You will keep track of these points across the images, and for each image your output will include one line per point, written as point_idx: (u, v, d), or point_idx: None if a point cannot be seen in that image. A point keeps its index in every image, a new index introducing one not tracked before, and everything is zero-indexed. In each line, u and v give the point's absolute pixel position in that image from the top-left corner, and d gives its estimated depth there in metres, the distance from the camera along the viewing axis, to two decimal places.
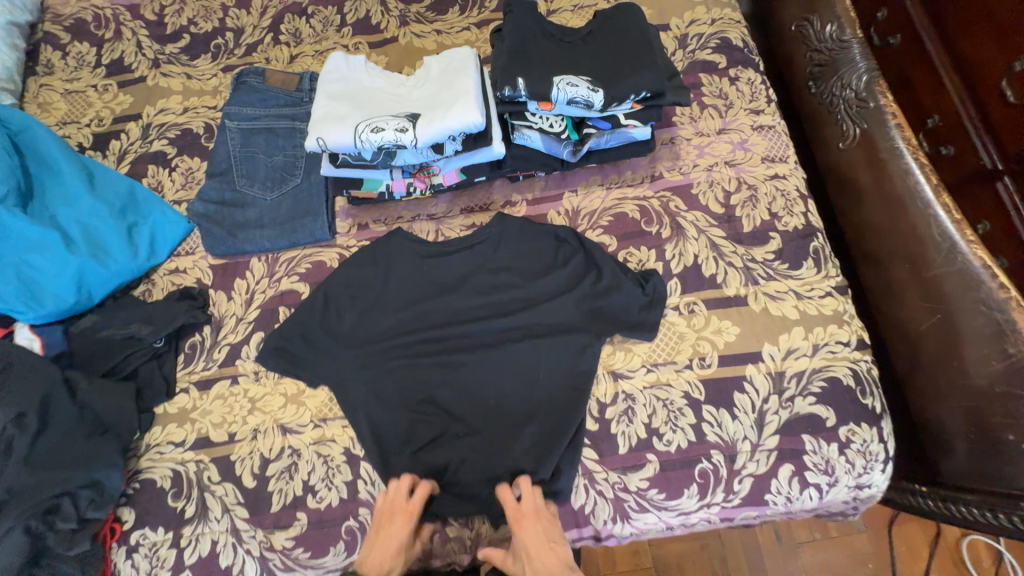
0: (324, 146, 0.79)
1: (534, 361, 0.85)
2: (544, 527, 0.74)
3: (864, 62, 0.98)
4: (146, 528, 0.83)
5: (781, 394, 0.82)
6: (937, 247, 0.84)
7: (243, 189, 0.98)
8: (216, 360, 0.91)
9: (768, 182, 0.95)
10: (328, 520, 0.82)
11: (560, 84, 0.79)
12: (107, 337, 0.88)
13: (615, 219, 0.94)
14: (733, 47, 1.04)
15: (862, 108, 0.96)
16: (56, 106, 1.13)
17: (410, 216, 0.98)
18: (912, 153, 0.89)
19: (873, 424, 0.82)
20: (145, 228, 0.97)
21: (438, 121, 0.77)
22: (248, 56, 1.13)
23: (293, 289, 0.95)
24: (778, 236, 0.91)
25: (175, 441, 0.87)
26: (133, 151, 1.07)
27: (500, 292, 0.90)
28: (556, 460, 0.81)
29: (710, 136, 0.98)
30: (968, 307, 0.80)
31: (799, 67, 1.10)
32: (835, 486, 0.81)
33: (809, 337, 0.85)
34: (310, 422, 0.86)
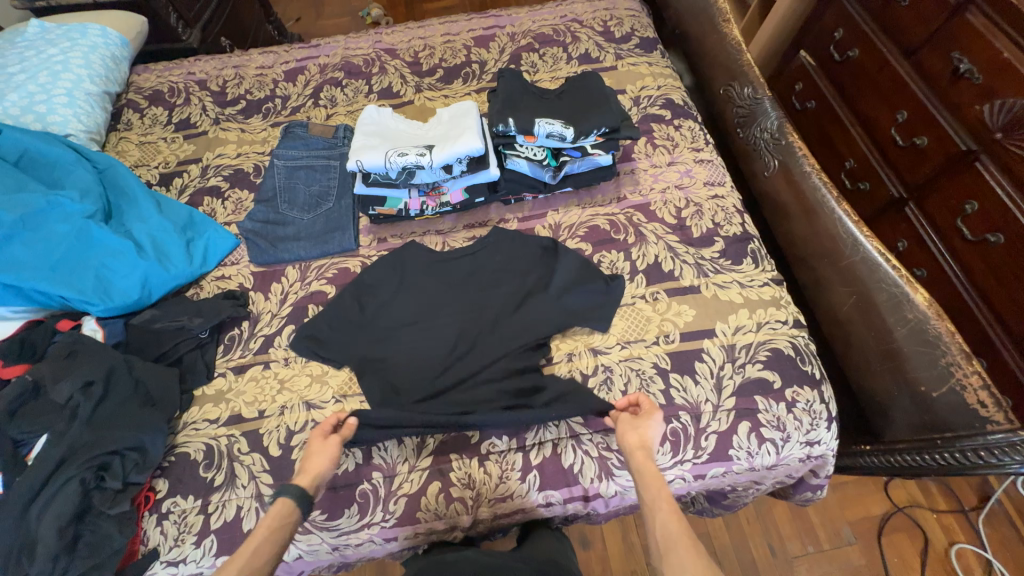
0: (361, 166, 1.03)
1: (524, 339, 1.00)
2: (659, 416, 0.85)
3: (774, 111, 1.25)
4: (177, 497, 0.92)
5: (734, 362, 0.98)
6: (845, 243, 1.05)
7: (285, 211, 1.20)
8: (252, 349, 1.06)
9: (710, 200, 1.18)
10: (345, 483, 0.92)
11: (541, 123, 1.06)
12: (160, 328, 1.04)
13: (589, 230, 1.16)
14: (675, 105, 1.34)
15: (777, 145, 1.23)
16: (131, 153, 1.37)
17: (421, 231, 1.19)
18: (817, 174, 1.14)
19: (814, 387, 0.97)
20: (200, 242, 1.16)
21: (449, 148, 1.03)
22: (293, 115, 1.41)
23: (321, 290, 1.12)
24: (721, 240, 1.13)
25: (210, 418, 0.99)
26: (192, 185, 1.30)
27: (495, 286, 1.07)
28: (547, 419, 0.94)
29: (662, 167, 1.24)
30: (875, 285, 0.99)
31: (729, 119, 1.40)
32: (788, 441, 0.94)
33: (753, 317, 1.03)
34: (332, 397, 0.99)
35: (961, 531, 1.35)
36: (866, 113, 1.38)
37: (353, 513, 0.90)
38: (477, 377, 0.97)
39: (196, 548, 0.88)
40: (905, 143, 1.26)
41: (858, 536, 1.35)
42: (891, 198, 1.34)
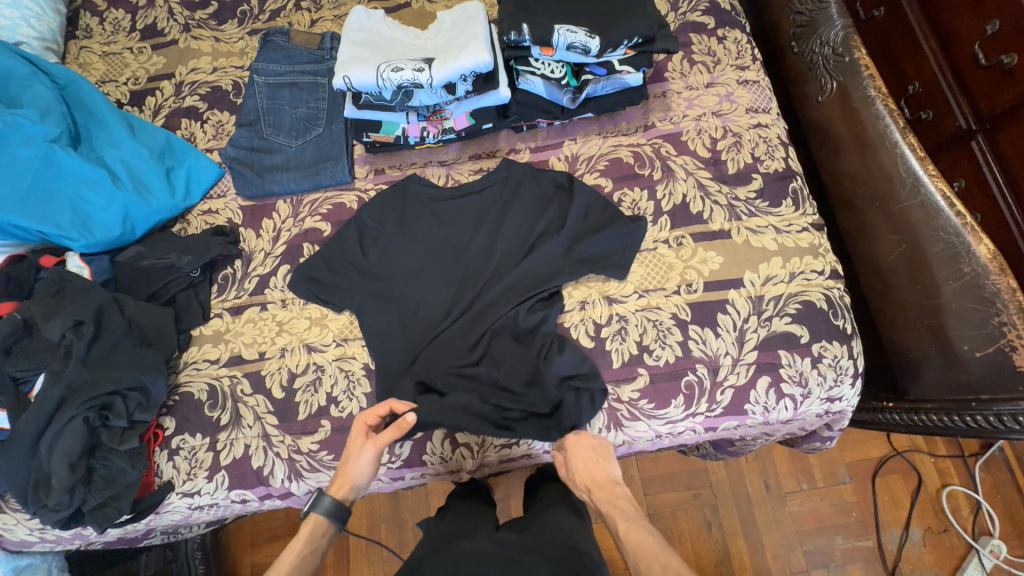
0: (350, 84, 0.90)
1: (530, 288, 0.93)
2: (592, 449, 0.82)
3: (840, 20, 1.05)
4: (185, 434, 0.92)
5: (760, 314, 0.91)
6: (903, 183, 0.92)
7: (270, 137, 1.08)
8: (247, 289, 1.01)
9: (751, 130, 1.03)
10: (350, 426, 0.91)
11: (561, 30, 0.89)
12: (149, 266, 0.98)
13: (611, 163, 1.03)
14: (721, 10, 1.12)
15: (839, 62, 1.05)
16: (96, 67, 1.22)
17: (422, 162, 1.07)
18: (882, 100, 0.97)
19: (843, 342, 0.90)
20: (181, 171, 1.06)
21: (451, 62, 0.88)
22: (272, 21, 1.22)
23: (315, 227, 1.03)
24: (759, 177, 1.00)
25: (210, 358, 0.97)
26: (167, 106, 1.16)
27: (504, 228, 0.97)
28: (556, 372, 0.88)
29: (698, 89, 1.07)
30: (930, 234, 0.88)
31: (783, 31, 1.19)
32: (808, 397, 0.89)
33: (786, 266, 0.94)
34: (333, 341, 0.96)
35: (956, 475, 1.35)
36: (939, 21, 0.99)
37: None
38: (481, 325, 0.92)
39: (209, 482, 0.90)
40: (988, 63, 0.91)
41: (853, 477, 1.37)
42: (955, 131, 0.99)
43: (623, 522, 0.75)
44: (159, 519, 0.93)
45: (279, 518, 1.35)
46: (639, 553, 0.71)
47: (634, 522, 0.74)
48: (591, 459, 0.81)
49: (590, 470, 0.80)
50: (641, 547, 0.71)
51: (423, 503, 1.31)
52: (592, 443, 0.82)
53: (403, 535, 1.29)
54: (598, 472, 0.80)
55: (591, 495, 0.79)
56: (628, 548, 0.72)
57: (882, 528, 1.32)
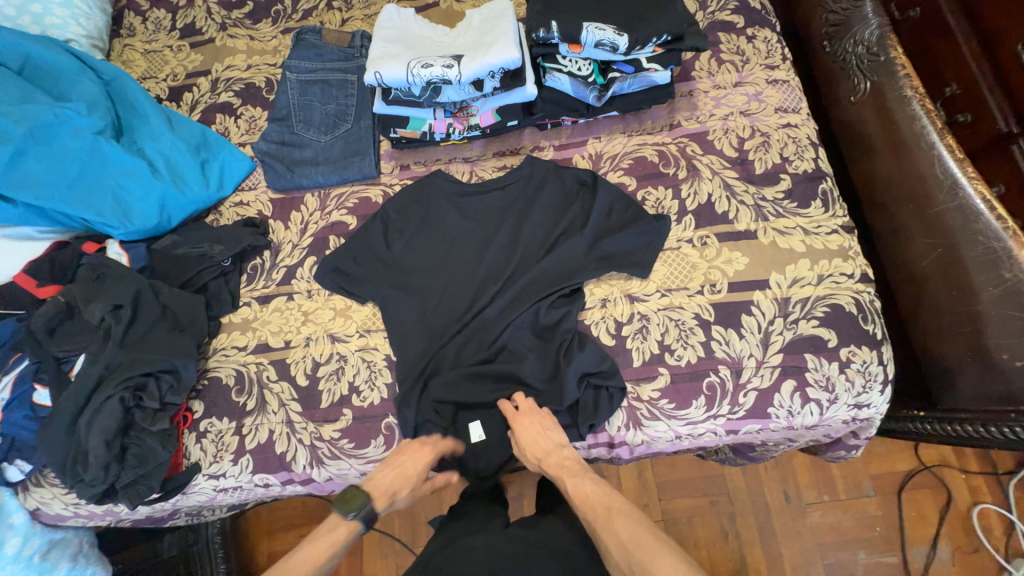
0: (380, 80, 0.91)
1: (552, 284, 0.93)
2: (537, 420, 0.86)
3: (876, 19, 1.03)
4: (213, 418, 0.95)
5: (786, 316, 0.89)
6: (940, 185, 0.89)
7: (301, 132, 1.11)
8: (275, 279, 1.03)
9: (780, 130, 1.01)
10: (371, 415, 0.93)
11: (589, 28, 0.89)
12: (183, 255, 1.01)
13: (635, 162, 1.02)
14: (751, 9, 1.11)
15: (873, 61, 1.03)
16: (138, 64, 1.27)
17: (447, 158, 1.08)
18: (919, 100, 0.95)
19: (873, 348, 0.88)
20: (215, 163, 1.10)
21: (480, 59, 0.89)
22: (305, 20, 1.25)
23: (341, 221, 1.06)
24: (788, 177, 0.98)
25: (238, 345, 1.00)
26: (203, 101, 1.21)
27: (526, 224, 0.98)
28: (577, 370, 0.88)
29: (726, 88, 1.05)
30: (968, 238, 0.85)
31: (815, 31, 1.17)
32: (835, 403, 0.87)
33: (814, 268, 0.92)
34: (356, 332, 0.97)
35: (988, 493, 1.30)
36: (983, 21, 0.96)
37: (379, 444, 0.91)
38: (503, 320, 0.92)
39: (234, 465, 0.93)
40: None
41: (877, 490, 1.33)
42: (995, 134, 0.95)
43: (569, 478, 0.82)
44: (186, 499, 0.96)
45: (297, 507, 1.37)
46: (585, 503, 0.78)
47: (579, 475, 0.82)
48: (538, 431, 0.84)
49: (536, 441, 0.84)
50: (587, 498, 0.79)
51: (437, 498, 1.32)
52: (538, 418, 0.86)
53: (416, 529, 1.30)
54: (545, 441, 0.84)
55: (541, 463, 0.84)
56: (575, 501, 0.79)
57: (908, 545, 1.27)
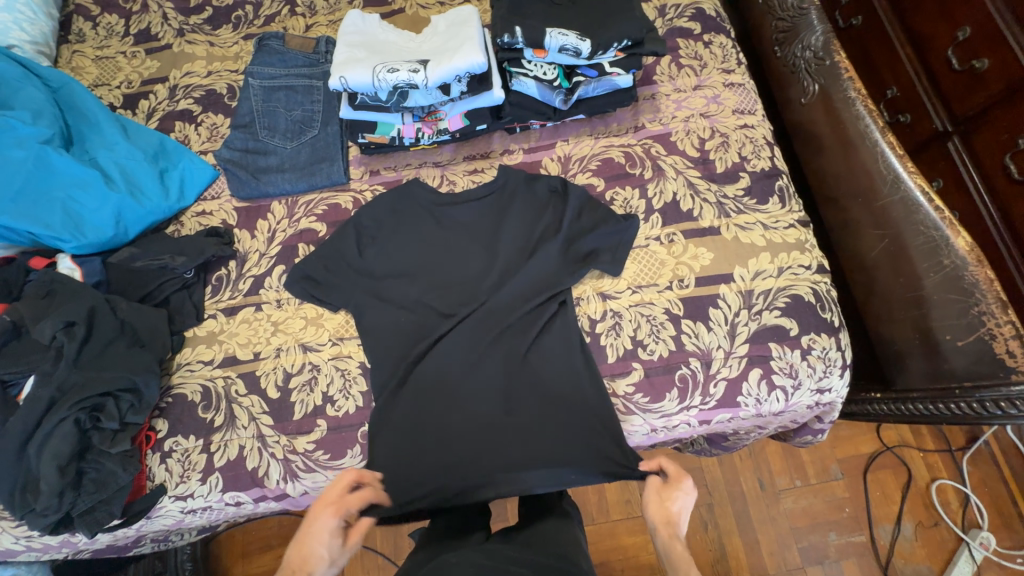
0: (346, 85, 0.91)
1: (534, 292, 0.94)
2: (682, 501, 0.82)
3: (820, 25, 1.09)
4: (178, 436, 0.91)
5: (750, 308, 0.93)
6: (884, 179, 0.95)
7: (265, 139, 1.08)
8: (242, 290, 1.00)
9: (738, 130, 1.06)
10: (346, 425, 0.91)
11: (553, 33, 0.91)
12: (141, 268, 0.97)
13: (602, 163, 1.05)
14: (706, 16, 1.16)
15: (820, 65, 1.08)
16: (88, 70, 1.22)
17: (417, 163, 1.08)
18: (862, 101, 1.01)
19: (831, 334, 0.93)
20: (175, 172, 1.06)
21: (446, 63, 0.90)
22: (267, 26, 1.23)
23: (311, 228, 1.04)
24: (747, 176, 1.03)
25: (204, 359, 0.96)
26: (161, 109, 1.17)
27: (501, 234, 0.98)
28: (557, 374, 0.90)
29: (686, 92, 1.10)
30: (910, 228, 0.91)
31: (767, 37, 1.23)
32: (799, 389, 0.91)
33: (775, 261, 0.96)
34: (329, 340, 0.96)
35: (944, 469, 1.38)
36: (914, 28, 1.04)
37: (356, 454, 0.90)
38: (485, 327, 0.93)
39: (203, 484, 0.89)
40: (960, 67, 0.95)
41: (844, 472, 1.39)
42: (932, 133, 1.03)
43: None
44: (150, 524, 0.92)
45: (273, 527, 1.32)
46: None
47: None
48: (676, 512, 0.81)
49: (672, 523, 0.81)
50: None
51: None
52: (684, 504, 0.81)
53: (399, 541, 1.28)
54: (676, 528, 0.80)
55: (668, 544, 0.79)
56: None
57: (874, 523, 1.34)
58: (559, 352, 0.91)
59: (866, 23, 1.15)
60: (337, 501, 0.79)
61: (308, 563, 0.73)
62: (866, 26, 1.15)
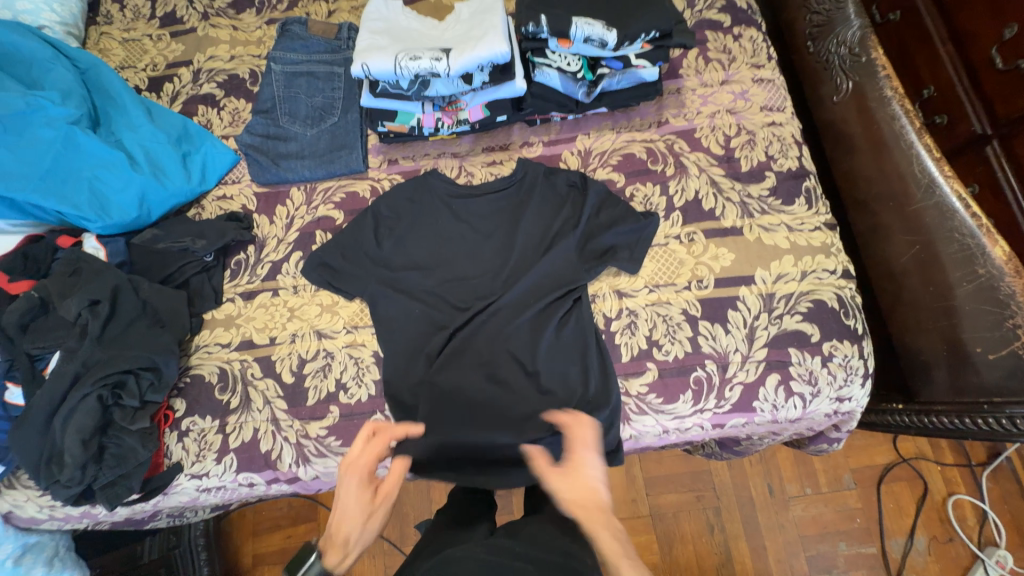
0: (367, 72, 0.89)
1: (552, 290, 0.93)
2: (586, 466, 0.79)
3: (857, 20, 1.04)
4: (196, 416, 0.93)
5: (771, 312, 0.91)
6: (918, 183, 0.91)
7: (286, 125, 1.08)
8: (260, 275, 1.01)
9: (766, 128, 1.03)
10: (358, 413, 0.92)
11: (579, 23, 0.89)
12: (163, 250, 0.99)
13: (623, 158, 1.03)
14: (737, 9, 1.13)
15: (855, 62, 1.04)
16: (115, 53, 1.23)
17: (436, 153, 1.07)
18: (898, 100, 0.96)
19: (854, 342, 0.90)
20: (197, 156, 1.07)
21: (469, 52, 0.88)
22: (290, 11, 1.23)
23: (328, 215, 1.04)
24: (773, 175, 1.00)
25: (222, 342, 0.97)
26: (185, 92, 1.18)
27: (519, 228, 0.97)
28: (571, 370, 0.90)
29: (713, 86, 1.07)
30: (944, 235, 0.87)
31: (799, 31, 1.18)
32: (817, 396, 0.89)
33: (798, 265, 0.93)
34: (343, 328, 0.96)
35: (963, 484, 1.34)
36: (957, 25, 0.99)
37: None
38: (502, 323, 0.92)
39: (218, 464, 0.91)
40: (1006, 68, 0.90)
41: (857, 482, 1.36)
42: (970, 135, 0.98)
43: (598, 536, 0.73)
44: (167, 500, 0.94)
45: (282, 508, 1.35)
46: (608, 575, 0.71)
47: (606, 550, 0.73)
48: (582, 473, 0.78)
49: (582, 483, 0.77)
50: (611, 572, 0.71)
51: (425, 496, 1.32)
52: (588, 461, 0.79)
53: (404, 528, 1.30)
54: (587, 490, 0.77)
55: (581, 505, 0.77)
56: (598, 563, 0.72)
57: (887, 535, 1.31)
58: (575, 351, 0.90)
59: (906, 17, 1.09)
60: (356, 463, 0.79)
61: (347, 520, 0.76)
62: (906, 21, 1.09)
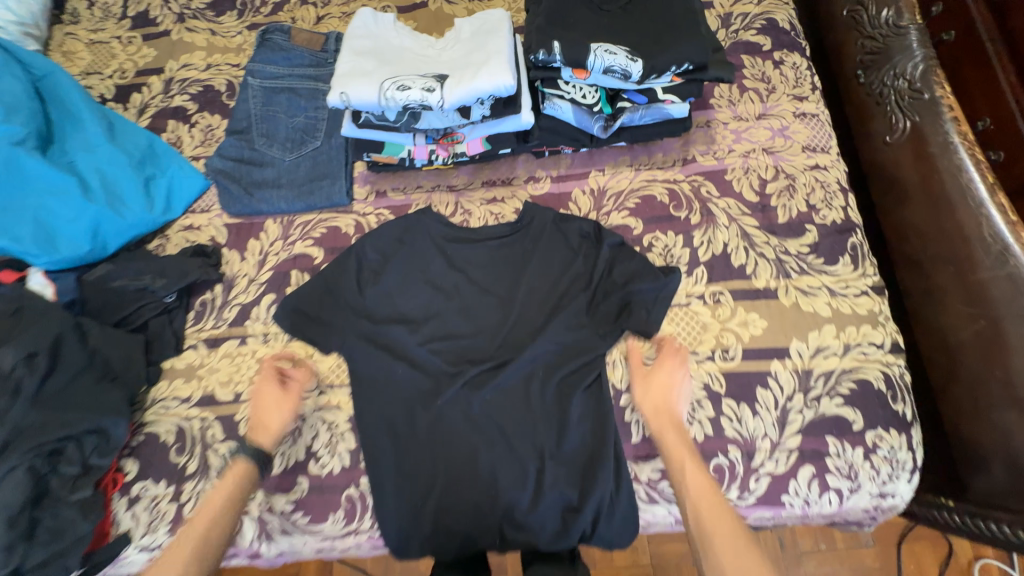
0: (347, 102, 0.77)
1: (562, 358, 0.82)
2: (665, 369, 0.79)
3: (921, 50, 0.91)
4: (147, 481, 0.82)
5: (807, 392, 0.79)
6: (986, 249, 0.78)
7: (262, 148, 0.96)
8: (226, 319, 0.90)
9: (807, 172, 0.90)
10: (329, 486, 0.81)
11: (598, 51, 0.77)
12: (118, 288, 0.87)
13: (642, 201, 0.90)
14: (779, 30, 0.99)
15: (915, 99, 0.90)
16: (80, 56, 1.11)
17: (430, 185, 0.95)
18: (967, 149, 0.83)
19: (902, 431, 0.78)
20: (162, 180, 0.95)
21: (467, 82, 0.75)
22: (274, 15, 1.10)
23: (306, 253, 0.92)
24: (814, 229, 0.87)
25: (181, 396, 0.86)
26: (154, 104, 1.06)
27: (521, 283, 0.85)
28: (575, 447, 0.79)
29: (749, 120, 0.93)
30: (1016, 314, 0.74)
31: (849, 56, 1.03)
32: (857, 492, 0.77)
33: (840, 336, 0.81)
34: (317, 387, 0.85)
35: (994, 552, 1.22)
36: None
37: (339, 519, 0.79)
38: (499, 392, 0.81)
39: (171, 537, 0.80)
40: None
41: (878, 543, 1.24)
42: None
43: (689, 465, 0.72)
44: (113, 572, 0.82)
45: None
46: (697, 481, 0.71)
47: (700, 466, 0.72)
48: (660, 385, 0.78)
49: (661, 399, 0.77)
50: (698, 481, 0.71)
51: None
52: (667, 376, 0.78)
53: None
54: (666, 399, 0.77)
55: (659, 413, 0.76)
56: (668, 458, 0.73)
57: None
58: (580, 433, 0.78)
59: None
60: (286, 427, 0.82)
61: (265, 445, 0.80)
62: None
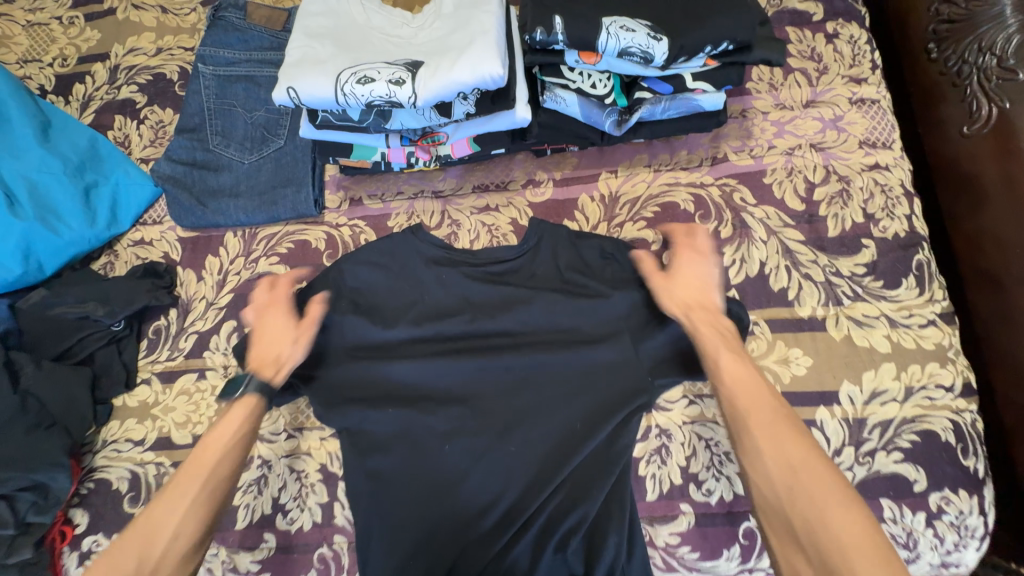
0: (297, 99, 0.63)
1: (575, 393, 0.66)
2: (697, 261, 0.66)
3: (1016, 18, 0.72)
4: (100, 534, 0.71)
5: (858, 446, 0.66)
6: None
7: (218, 149, 0.83)
8: (182, 349, 0.79)
9: (865, 173, 0.74)
10: (299, 545, 0.71)
11: (612, 28, 0.61)
12: (59, 316, 0.77)
13: (663, 209, 0.75)
14: None
15: (1005, 80, 0.72)
16: (16, 41, 0.97)
17: (412, 192, 0.82)
18: None
19: (973, 492, 0.64)
20: (106, 188, 0.83)
21: (443, 73, 0.60)
22: None
23: (271, 272, 0.80)
24: (872, 245, 0.72)
25: (133, 439, 0.76)
26: (99, 97, 0.92)
27: (528, 304, 0.69)
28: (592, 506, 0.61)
29: (793, 109, 0.78)
30: None
31: (915, 26, 0.85)
32: (915, 563, 0.64)
33: (901, 377, 0.67)
34: (285, 431, 0.75)
35: None
36: None
37: None
38: (500, 430, 0.65)
39: None
40: None
41: None
42: None
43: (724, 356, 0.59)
44: None
45: None
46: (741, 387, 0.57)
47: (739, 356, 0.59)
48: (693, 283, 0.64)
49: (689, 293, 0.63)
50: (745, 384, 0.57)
51: None
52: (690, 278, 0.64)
53: None
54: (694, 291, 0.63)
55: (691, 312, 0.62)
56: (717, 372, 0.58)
57: None
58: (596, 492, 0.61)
59: None
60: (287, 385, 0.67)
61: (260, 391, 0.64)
62: None
